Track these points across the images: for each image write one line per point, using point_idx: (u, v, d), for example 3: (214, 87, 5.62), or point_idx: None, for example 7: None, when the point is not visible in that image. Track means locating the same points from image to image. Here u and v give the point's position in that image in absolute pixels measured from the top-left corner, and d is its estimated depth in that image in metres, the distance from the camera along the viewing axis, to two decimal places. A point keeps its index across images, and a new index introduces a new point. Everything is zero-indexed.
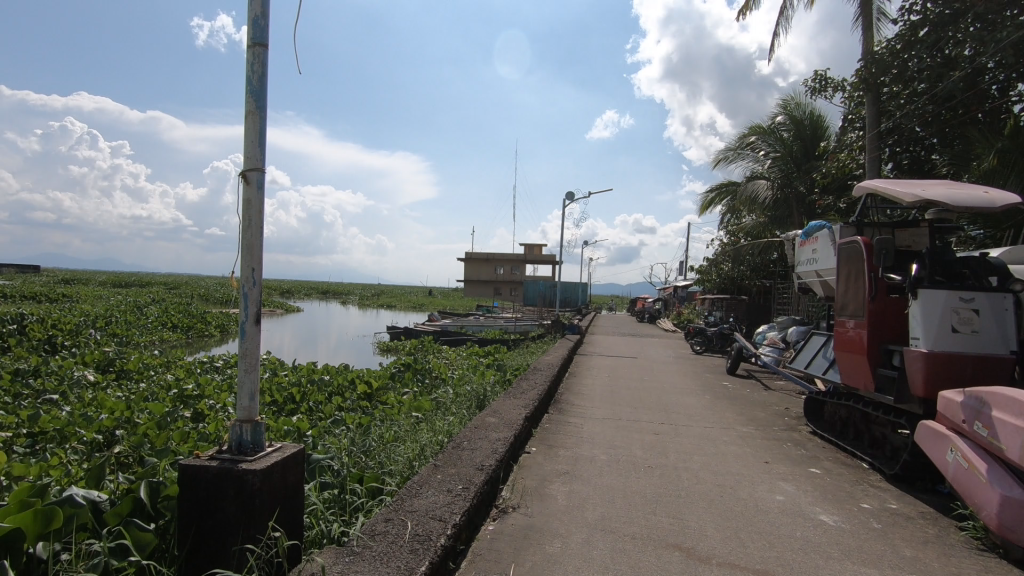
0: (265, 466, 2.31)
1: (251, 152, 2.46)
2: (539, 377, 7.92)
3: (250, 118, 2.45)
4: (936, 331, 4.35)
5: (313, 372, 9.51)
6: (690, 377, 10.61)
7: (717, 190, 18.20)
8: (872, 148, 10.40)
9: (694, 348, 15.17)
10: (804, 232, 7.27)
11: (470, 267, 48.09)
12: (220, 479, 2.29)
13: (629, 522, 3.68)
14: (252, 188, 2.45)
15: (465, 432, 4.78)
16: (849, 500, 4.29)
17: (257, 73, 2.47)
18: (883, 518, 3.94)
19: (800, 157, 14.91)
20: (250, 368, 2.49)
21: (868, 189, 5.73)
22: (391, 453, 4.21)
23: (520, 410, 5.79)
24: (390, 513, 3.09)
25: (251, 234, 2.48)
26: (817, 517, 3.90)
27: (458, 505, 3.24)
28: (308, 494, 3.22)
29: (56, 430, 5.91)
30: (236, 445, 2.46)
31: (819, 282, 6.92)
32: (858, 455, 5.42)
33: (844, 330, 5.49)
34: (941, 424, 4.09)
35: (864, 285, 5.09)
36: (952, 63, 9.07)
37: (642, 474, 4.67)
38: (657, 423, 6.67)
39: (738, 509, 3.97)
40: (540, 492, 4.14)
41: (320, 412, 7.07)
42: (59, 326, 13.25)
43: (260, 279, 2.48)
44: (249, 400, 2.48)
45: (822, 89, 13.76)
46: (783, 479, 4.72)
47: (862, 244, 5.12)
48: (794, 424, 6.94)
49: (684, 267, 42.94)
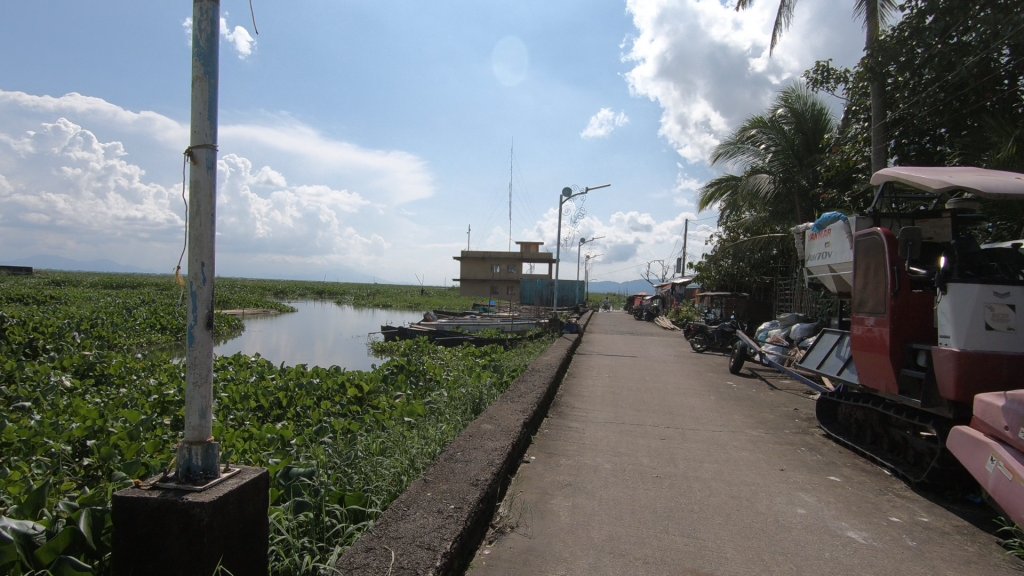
0: (216, 497, 1.95)
1: (199, 126, 2.08)
2: (537, 378, 7.62)
3: (197, 85, 2.07)
4: (968, 329, 4.02)
5: (302, 376, 9.11)
6: (693, 377, 10.30)
7: (716, 186, 17.86)
8: (878, 139, 9.95)
9: (695, 346, 14.90)
10: (815, 225, 6.90)
11: (467, 266, 47.74)
12: (160, 514, 1.92)
13: (640, 543, 3.33)
14: (200, 168, 2.07)
15: (459, 441, 4.41)
16: (876, 512, 3.96)
17: (204, 32, 2.09)
18: (916, 535, 3.60)
19: (801, 150, 14.62)
20: (200, 382, 2.10)
21: (886, 178, 5.40)
22: (378, 466, 3.85)
23: (518, 415, 5.44)
24: (372, 540, 2.73)
25: (200, 222, 2.09)
26: (844, 534, 3.55)
27: (450, 529, 2.89)
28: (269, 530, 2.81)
29: (22, 440, 5.54)
30: (184, 472, 2.08)
31: (833, 277, 6.56)
32: (879, 462, 5.09)
33: (862, 328, 5.15)
34: (978, 430, 3.74)
35: (886, 280, 4.75)
36: (963, 50, 8.81)
37: (650, 485, 4.32)
38: (662, 427, 6.33)
39: (758, 526, 3.62)
40: (541, 508, 3.79)
41: (308, 419, 6.74)
42: (40, 328, 12.86)
43: (212, 276, 2.11)
44: (200, 418, 2.10)
45: (824, 80, 13.46)
46: (802, 489, 4.39)
47: (884, 236, 4.78)
48: (805, 427, 6.62)
49: (681, 267, 42.65)
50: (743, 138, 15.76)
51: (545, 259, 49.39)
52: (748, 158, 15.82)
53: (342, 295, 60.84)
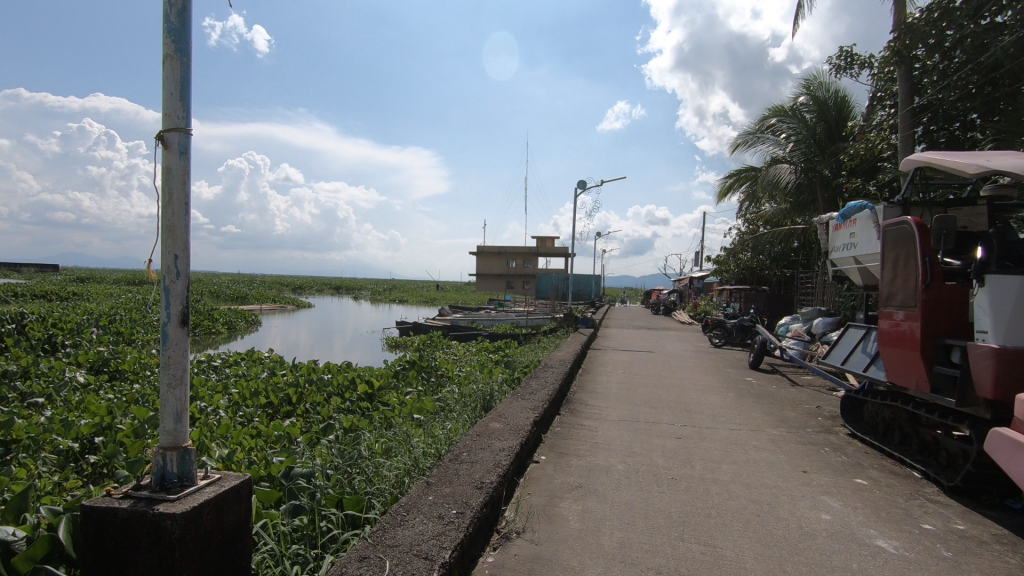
0: (188, 508, 1.82)
1: (170, 108, 1.94)
2: (550, 374, 7.43)
3: (167, 63, 1.93)
4: (1007, 324, 3.75)
5: (313, 371, 9.03)
6: (711, 373, 10.04)
7: (735, 177, 17.42)
8: (906, 125, 9.54)
9: (713, 340, 14.62)
10: (839, 214, 6.60)
11: (483, 261, 47.61)
12: (131, 526, 1.80)
13: (653, 551, 3.14)
14: (172, 153, 1.93)
15: (466, 440, 4.26)
16: (907, 519, 3.72)
17: (175, 7, 1.95)
18: (952, 544, 3.36)
19: (823, 139, 14.19)
20: (175, 383, 1.96)
21: (917, 163, 5.10)
22: (380, 467, 3.71)
23: (528, 414, 5.26)
24: (367, 549, 2.58)
25: (173, 213, 1.96)
26: (872, 543, 3.32)
27: (450, 537, 2.73)
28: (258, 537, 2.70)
29: (31, 437, 5.51)
30: (159, 479, 1.95)
31: (858, 269, 6.27)
32: (908, 463, 4.84)
33: (890, 322, 4.88)
34: (1018, 432, 3.48)
35: (917, 272, 4.48)
36: (997, 30, 8.40)
37: (665, 488, 4.13)
38: (678, 426, 6.11)
39: (780, 533, 3.41)
40: (549, 512, 3.61)
41: (316, 416, 6.64)
42: (59, 324, 12.97)
43: (186, 270, 1.97)
44: (174, 422, 1.96)
45: (848, 66, 13.02)
46: (827, 493, 4.15)
47: (915, 225, 4.50)
48: (828, 425, 6.34)
49: (699, 261, 42.07)
50: (762, 127, 15.35)
51: (561, 253, 49.06)
52: (768, 148, 15.41)
53: (359, 290, 61.12)
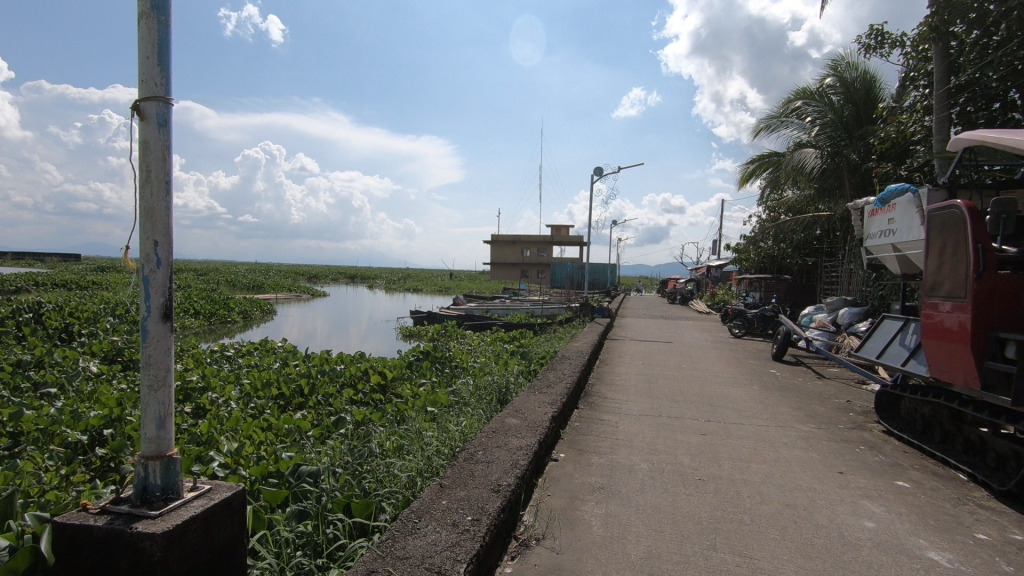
0: (171, 527, 1.61)
1: (147, 75, 1.73)
2: (567, 366, 7.18)
3: (143, 23, 1.71)
4: None
5: (326, 362, 8.87)
6: (733, 365, 9.72)
7: (756, 163, 16.89)
8: (942, 106, 9.00)
9: (733, 331, 14.21)
10: (877, 199, 6.23)
11: (498, 250, 47.36)
12: (107, 546, 1.61)
13: (683, 562, 2.91)
14: (149, 125, 1.72)
15: (482, 438, 4.04)
16: (959, 528, 3.43)
17: None
18: (1012, 558, 3.07)
19: (851, 122, 13.66)
20: (157, 385, 1.75)
21: (965, 142, 4.74)
22: (391, 467, 3.51)
23: (546, 409, 5.03)
24: (375, 561, 2.37)
25: (152, 193, 1.74)
26: (923, 555, 3.05)
27: (464, 548, 2.51)
28: (258, 548, 2.52)
29: (39, 429, 5.40)
30: (141, 491, 1.75)
31: (896, 257, 5.91)
32: (951, 464, 4.53)
33: (934, 314, 4.55)
34: None
35: (968, 260, 4.15)
36: None
37: (693, 490, 3.88)
38: (702, 421, 5.84)
39: (820, 543, 3.16)
40: (570, 516, 3.39)
41: (327, 408, 6.48)
42: (76, 314, 12.96)
43: (167, 257, 1.76)
44: (157, 429, 1.76)
45: (878, 46, 12.44)
46: (867, 497, 3.88)
47: (966, 208, 4.17)
48: (862, 422, 6.02)
49: (716, 250, 41.39)
50: (786, 111, 14.82)
51: (576, 241, 48.57)
52: (792, 132, 14.89)
53: (376, 280, 61.43)
